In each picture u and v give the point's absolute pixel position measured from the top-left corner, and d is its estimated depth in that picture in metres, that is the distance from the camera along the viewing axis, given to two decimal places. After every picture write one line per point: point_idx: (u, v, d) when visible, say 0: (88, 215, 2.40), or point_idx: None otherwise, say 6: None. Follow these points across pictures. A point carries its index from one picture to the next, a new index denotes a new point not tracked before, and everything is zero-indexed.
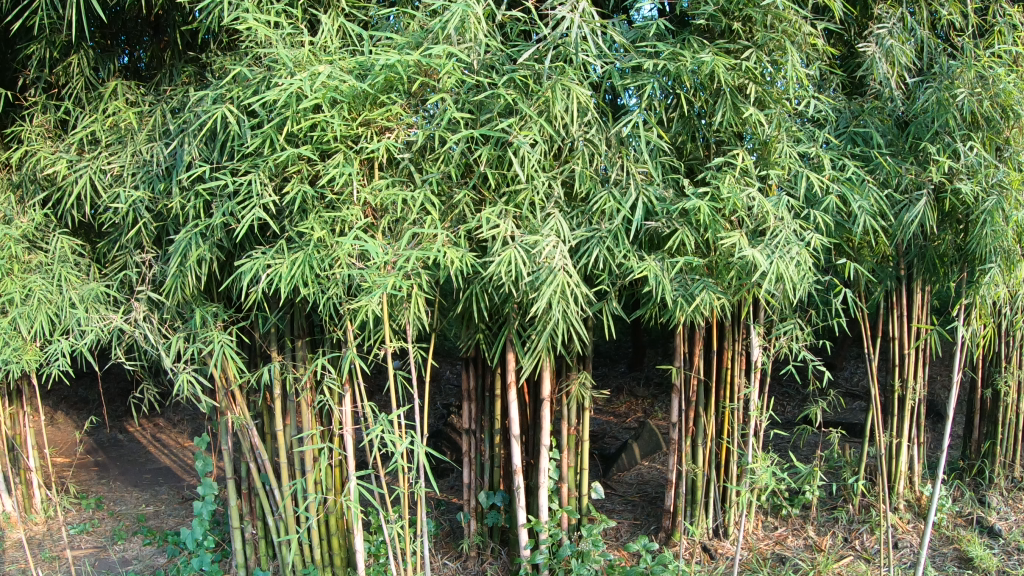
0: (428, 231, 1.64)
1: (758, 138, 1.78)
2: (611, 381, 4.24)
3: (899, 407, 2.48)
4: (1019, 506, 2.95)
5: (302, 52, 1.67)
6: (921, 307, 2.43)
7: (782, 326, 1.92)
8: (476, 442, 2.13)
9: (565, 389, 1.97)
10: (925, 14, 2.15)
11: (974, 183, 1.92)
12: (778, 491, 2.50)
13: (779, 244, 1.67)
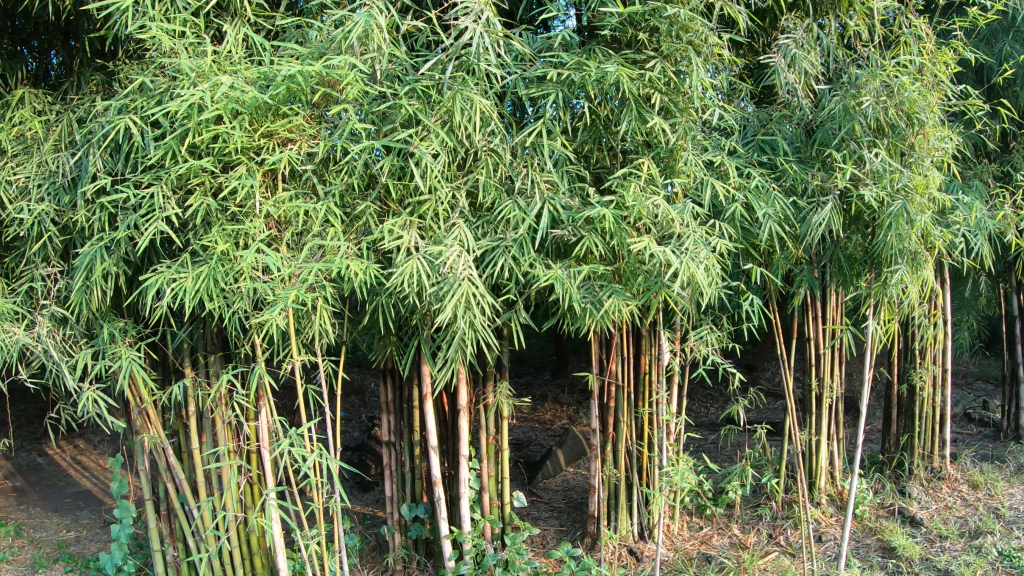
0: (331, 243, 1.64)
1: (660, 147, 1.82)
2: (536, 390, 4.29)
3: (817, 405, 2.55)
4: (938, 495, 3.08)
5: (204, 62, 1.65)
6: (835, 307, 2.51)
7: (698, 331, 2.02)
8: (396, 453, 2.12)
9: (482, 401, 1.98)
10: (834, 27, 2.23)
11: (879, 188, 1.98)
12: (702, 491, 2.55)
13: (688, 248, 1.71)
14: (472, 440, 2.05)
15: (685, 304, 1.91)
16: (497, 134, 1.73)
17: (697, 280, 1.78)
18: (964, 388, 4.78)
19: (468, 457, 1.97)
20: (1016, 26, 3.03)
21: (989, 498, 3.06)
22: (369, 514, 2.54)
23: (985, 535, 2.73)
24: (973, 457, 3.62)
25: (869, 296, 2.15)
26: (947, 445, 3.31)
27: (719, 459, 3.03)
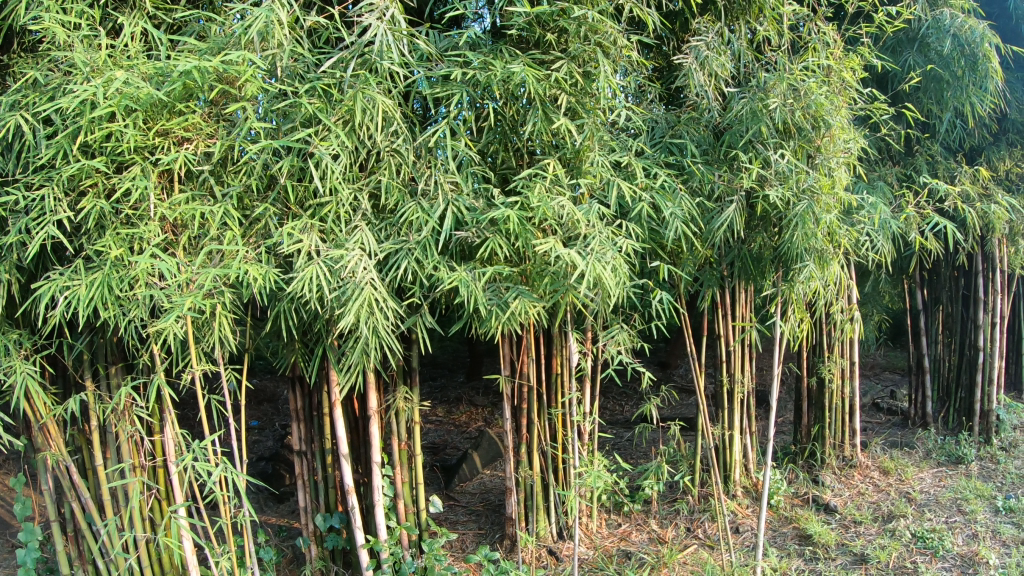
0: (228, 248, 1.64)
1: (567, 148, 1.87)
2: (450, 392, 4.31)
3: (729, 400, 2.62)
4: (850, 482, 3.21)
5: (99, 57, 1.60)
6: (744, 305, 2.59)
7: (608, 332, 2.07)
8: (308, 463, 2.22)
9: (391, 405, 2.07)
10: (743, 32, 2.29)
11: (784, 189, 2.04)
12: (620, 488, 2.58)
13: (594, 249, 1.74)
14: (384, 447, 2.16)
15: (593, 303, 1.93)
16: (399, 135, 1.77)
17: (604, 281, 1.80)
18: (870, 378, 5.01)
19: (381, 465, 2.06)
20: (920, 37, 3.18)
21: (901, 482, 3.25)
22: (285, 526, 2.60)
23: (897, 519, 2.87)
24: (884, 445, 3.78)
25: (775, 294, 2.23)
26: (856, 433, 3.44)
27: (633, 458, 3.07)
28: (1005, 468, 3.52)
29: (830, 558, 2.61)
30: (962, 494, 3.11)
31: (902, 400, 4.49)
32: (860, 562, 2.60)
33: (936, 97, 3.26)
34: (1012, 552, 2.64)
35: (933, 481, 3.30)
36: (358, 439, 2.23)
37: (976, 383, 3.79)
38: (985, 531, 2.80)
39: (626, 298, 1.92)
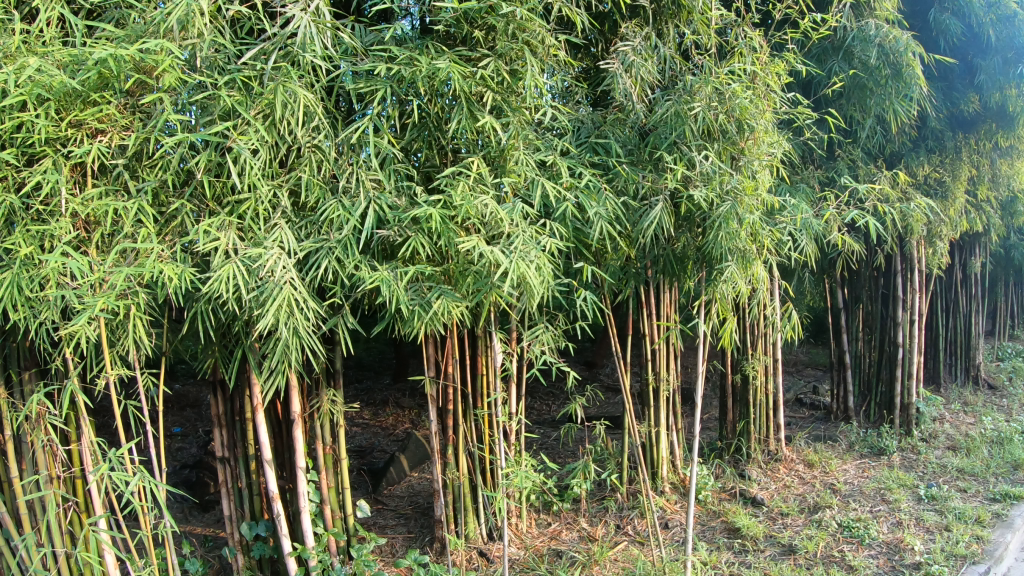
0: (143, 245, 1.62)
1: (491, 146, 1.91)
2: (377, 395, 4.55)
3: (655, 398, 2.68)
4: (775, 476, 3.31)
5: (11, 41, 1.53)
6: (669, 305, 2.65)
7: (533, 331, 2.12)
8: (231, 470, 2.24)
9: (315, 408, 2.17)
10: (672, 35, 2.33)
11: (708, 190, 2.08)
12: (548, 488, 2.61)
13: (518, 247, 1.80)
14: (308, 454, 2.26)
15: (515, 303, 1.96)
16: (321, 131, 1.80)
17: (527, 279, 1.84)
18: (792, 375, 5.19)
19: (306, 471, 2.14)
20: (845, 45, 3.30)
21: (825, 474, 3.39)
22: (210, 536, 2.56)
23: (822, 510, 2.98)
24: (807, 439, 3.91)
25: (699, 293, 2.28)
26: (780, 428, 3.53)
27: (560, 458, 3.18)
28: (925, 458, 3.71)
29: (759, 549, 2.67)
30: (885, 484, 3.31)
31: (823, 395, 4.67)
32: (788, 552, 2.68)
33: (859, 103, 3.38)
34: (935, 538, 2.81)
35: (855, 471, 3.49)
36: (280, 445, 2.32)
37: (896, 377, 3.98)
38: (908, 518, 2.97)
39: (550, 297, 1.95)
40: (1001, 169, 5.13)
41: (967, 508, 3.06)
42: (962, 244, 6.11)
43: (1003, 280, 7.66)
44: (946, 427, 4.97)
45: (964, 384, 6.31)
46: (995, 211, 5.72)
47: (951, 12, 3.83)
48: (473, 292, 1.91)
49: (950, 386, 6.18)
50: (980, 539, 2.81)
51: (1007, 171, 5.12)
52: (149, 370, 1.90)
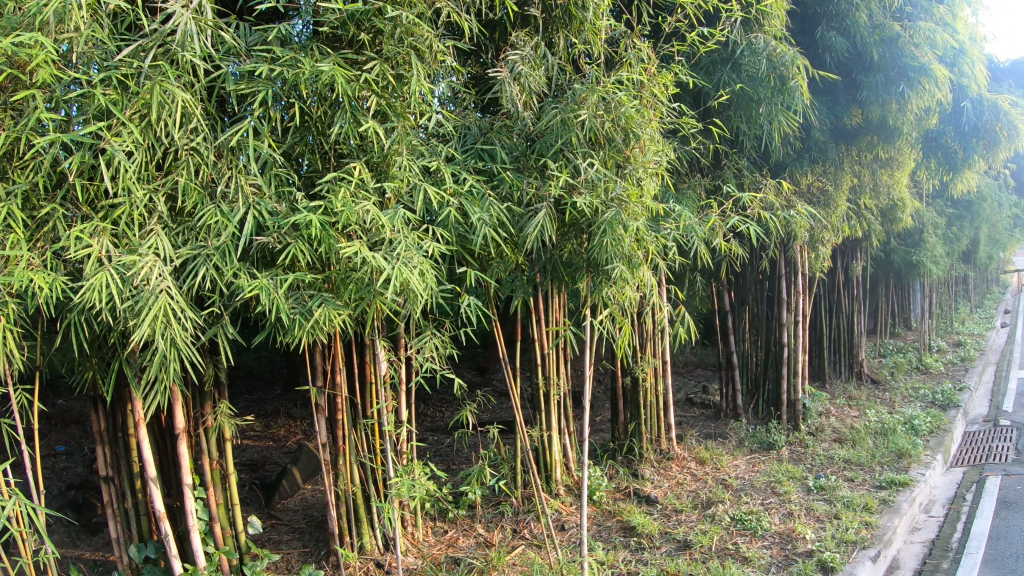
0: (11, 253, 1.55)
1: (374, 150, 1.98)
2: (267, 407, 4.72)
3: (547, 402, 2.89)
4: (668, 473, 3.44)
5: None
6: (558, 309, 2.88)
7: (419, 340, 2.26)
8: (116, 490, 2.17)
9: (202, 423, 2.18)
10: (562, 44, 2.39)
11: (593, 197, 2.13)
12: (442, 496, 2.70)
13: (399, 253, 1.86)
14: (194, 469, 2.25)
15: (398, 310, 2.08)
16: (199, 132, 1.78)
17: (409, 285, 1.91)
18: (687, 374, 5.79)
19: (193, 488, 2.13)
20: (732, 58, 3.45)
21: (716, 470, 3.54)
22: (99, 560, 2.46)
23: (715, 505, 3.09)
24: (698, 437, 4.09)
25: (586, 297, 2.33)
26: (670, 428, 3.66)
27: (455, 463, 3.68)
28: (812, 450, 3.93)
29: (655, 546, 2.74)
30: (775, 477, 3.47)
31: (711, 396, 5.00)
32: (684, 548, 2.76)
33: (747, 113, 3.52)
34: (825, 526, 2.97)
35: (745, 466, 3.66)
36: (166, 461, 2.27)
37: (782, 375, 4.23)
38: (798, 508, 3.12)
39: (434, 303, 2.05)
40: (881, 179, 5.46)
41: (855, 496, 3.26)
42: (843, 249, 6.48)
43: (883, 282, 8.16)
44: (831, 421, 5.25)
45: (847, 379, 6.67)
46: (874, 217, 6.10)
47: (836, 31, 4.32)
48: (356, 299, 1.95)
49: (835, 381, 6.51)
50: (868, 525, 3.02)
51: (887, 181, 5.47)
52: (21, 388, 1.79)
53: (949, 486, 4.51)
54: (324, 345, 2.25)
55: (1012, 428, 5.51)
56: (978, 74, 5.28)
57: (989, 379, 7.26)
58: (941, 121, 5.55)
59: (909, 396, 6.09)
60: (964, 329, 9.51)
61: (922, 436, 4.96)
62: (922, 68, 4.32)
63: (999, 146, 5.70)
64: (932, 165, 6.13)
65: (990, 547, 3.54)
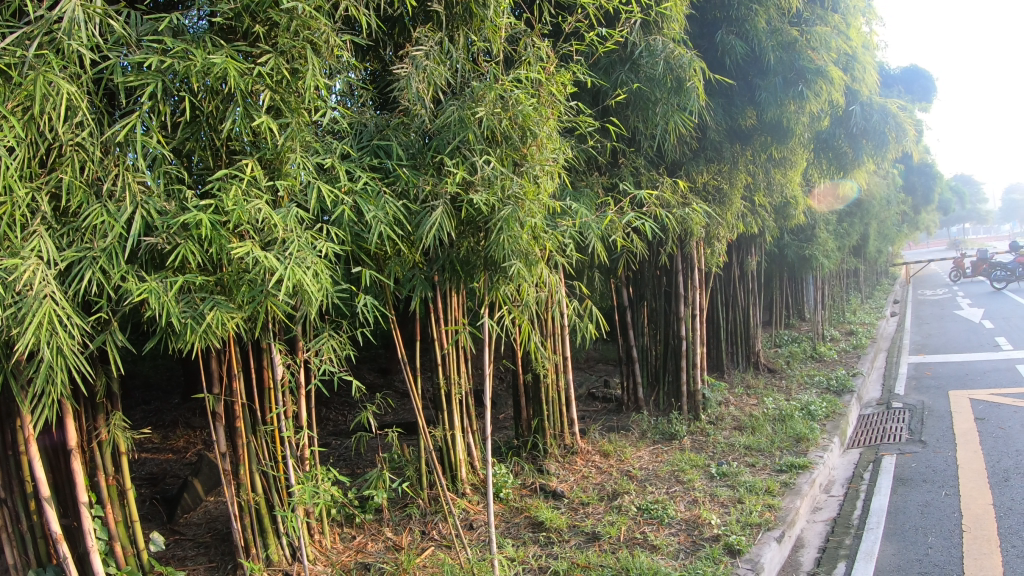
0: None
1: (267, 147, 2.14)
2: (167, 417, 4.55)
3: (448, 401, 3.47)
4: (572, 467, 4.20)
5: None
6: (455, 308, 3.43)
7: (318, 339, 2.57)
8: (11, 512, 2.03)
9: (96, 437, 2.10)
10: (461, 40, 2.69)
11: (490, 195, 2.41)
12: (351, 505, 3.26)
13: (291, 252, 2.02)
14: (90, 485, 2.16)
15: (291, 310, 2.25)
16: (84, 128, 1.83)
17: (302, 284, 2.07)
18: (589, 372, 7.70)
19: (90, 504, 2.05)
20: (631, 59, 3.77)
21: (620, 462, 4.36)
22: None
23: (621, 497, 3.75)
24: (601, 431, 5.03)
25: (483, 294, 2.66)
26: (572, 422, 4.48)
27: (360, 468, 4.56)
28: (714, 439, 4.83)
29: (564, 540, 3.25)
30: (680, 466, 4.27)
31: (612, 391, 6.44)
32: (592, 538, 3.30)
33: (643, 114, 3.85)
34: (730, 511, 3.60)
35: (648, 457, 4.51)
36: (58, 480, 2.16)
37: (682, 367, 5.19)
38: (703, 495, 3.80)
39: (328, 300, 2.22)
40: (774, 178, 5.75)
41: (758, 482, 3.97)
42: (739, 244, 6.80)
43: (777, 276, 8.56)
44: (731, 410, 5.55)
45: (745, 369, 7.01)
46: (768, 215, 6.43)
47: (736, 35, 4.55)
48: (248, 301, 2.07)
49: (733, 371, 6.86)
50: (771, 508, 3.65)
51: (780, 180, 5.75)
52: None
53: (847, 466, 4.75)
54: (220, 351, 2.55)
55: (904, 409, 5.76)
56: (867, 80, 5.60)
57: (881, 365, 7.68)
58: (833, 124, 5.74)
59: (806, 383, 6.48)
60: (857, 318, 10.07)
61: (818, 420, 5.30)
62: (818, 70, 4.59)
63: (887, 148, 6.00)
64: (823, 166, 6.41)
65: (890, 522, 3.72)
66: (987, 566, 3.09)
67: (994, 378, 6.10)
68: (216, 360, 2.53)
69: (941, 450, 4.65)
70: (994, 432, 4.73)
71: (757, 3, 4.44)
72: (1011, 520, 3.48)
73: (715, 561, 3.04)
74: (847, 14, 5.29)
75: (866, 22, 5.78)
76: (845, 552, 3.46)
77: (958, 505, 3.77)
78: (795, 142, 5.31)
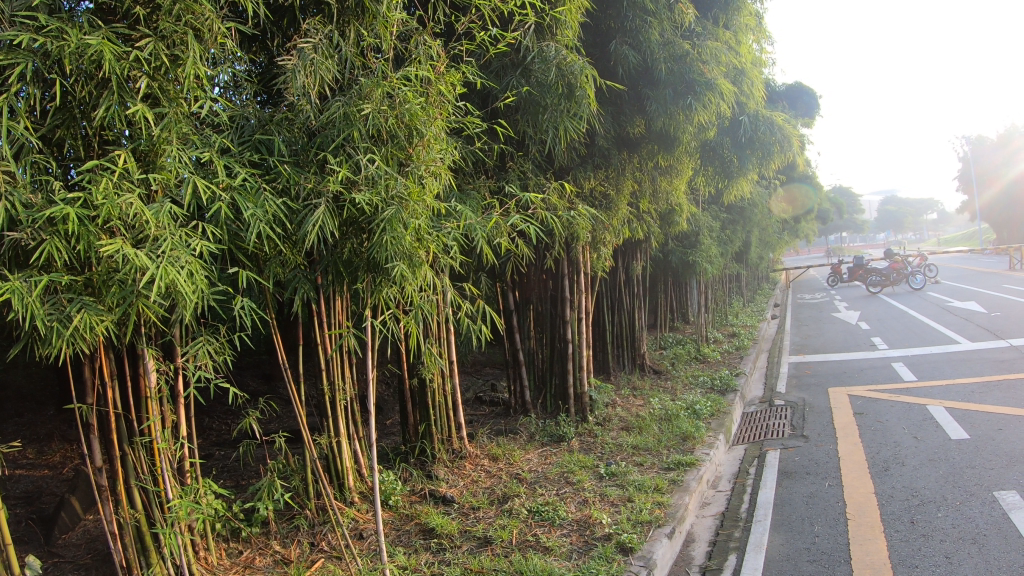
0: None
1: (142, 137, 2.11)
2: (40, 429, 4.18)
3: (332, 407, 3.38)
4: (460, 473, 4.18)
5: None
6: (339, 309, 3.33)
7: (194, 344, 2.50)
8: None
9: None
10: (352, 35, 2.69)
11: (373, 194, 2.41)
12: (236, 518, 3.16)
13: (163, 249, 2.01)
14: None
15: (164, 313, 2.20)
16: None
17: (173, 284, 2.06)
18: (475, 376, 7.70)
19: None
20: (524, 64, 3.87)
21: (509, 465, 4.40)
22: None
23: (511, 500, 3.78)
24: (489, 434, 5.07)
25: (366, 297, 2.65)
26: (461, 427, 4.44)
27: (245, 480, 4.31)
28: (601, 440, 4.96)
29: (456, 545, 3.24)
30: (568, 468, 4.34)
31: (500, 394, 6.46)
32: (484, 543, 3.30)
33: (534, 119, 3.94)
34: (621, 509, 3.68)
35: (537, 459, 4.56)
36: None
37: (568, 370, 5.27)
38: (593, 495, 3.87)
39: (204, 300, 2.23)
40: (661, 185, 5.91)
41: (648, 480, 4.09)
42: (624, 250, 6.98)
43: (661, 281, 8.88)
44: (618, 411, 5.71)
45: (631, 371, 7.22)
46: (654, 221, 6.65)
47: (629, 45, 4.66)
48: (117, 304, 2.04)
49: (619, 373, 7.04)
50: (660, 505, 3.76)
51: (666, 187, 5.91)
52: None
53: (733, 462, 4.95)
54: (92, 358, 2.38)
55: (786, 406, 6.08)
56: (756, 94, 5.89)
57: (762, 364, 8.08)
58: (720, 133, 6.03)
59: (690, 383, 6.74)
60: (737, 321, 10.61)
61: (703, 418, 5.52)
62: (708, 83, 4.75)
63: (771, 158, 6.29)
64: (710, 173, 6.64)
65: (777, 513, 3.89)
66: (872, 550, 3.23)
67: (872, 376, 6.53)
68: (88, 367, 2.34)
69: (823, 444, 4.91)
70: (873, 425, 5.06)
71: (650, 15, 4.58)
72: (893, 506, 3.68)
73: (607, 559, 3.08)
74: (739, 32, 5.58)
75: (757, 40, 6.09)
76: (735, 545, 3.58)
77: (841, 494, 3.98)
78: (681, 152, 5.52)
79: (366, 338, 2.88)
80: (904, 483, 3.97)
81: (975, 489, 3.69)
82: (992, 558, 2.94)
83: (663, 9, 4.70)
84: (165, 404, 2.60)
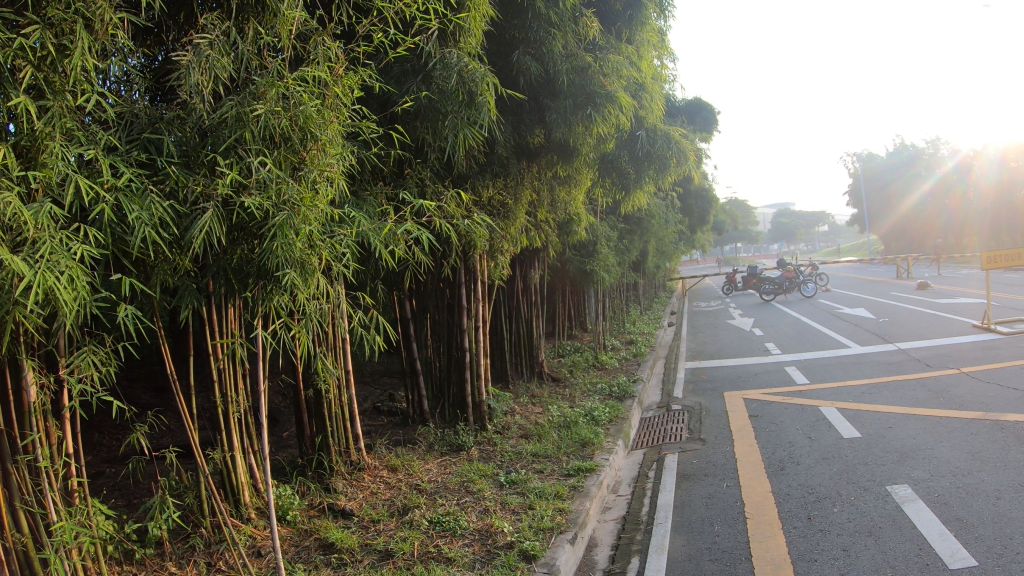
0: None
1: (25, 132, 1.95)
2: None
3: (223, 420, 3.21)
4: (359, 485, 4.08)
5: None
6: (229, 318, 3.16)
7: (80, 353, 2.32)
8: None
9: None
10: (251, 33, 2.58)
11: (263, 199, 2.32)
12: (128, 540, 2.96)
13: (43, 253, 1.85)
14: None
15: (44, 320, 2.02)
16: None
17: (52, 291, 1.91)
18: (373, 386, 7.55)
19: None
20: (424, 70, 3.84)
21: (408, 476, 4.33)
22: None
23: (411, 511, 3.72)
24: (387, 444, 4.97)
25: (259, 305, 2.54)
26: (357, 438, 4.29)
27: (138, 498, 4.04)
28: (499, 448, 4.97)
29: (357, 560, 3.15)
30: (468, 477, 4.31)
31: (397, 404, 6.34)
32: (386, 556, 3.23)
33: (434, 126, 3.91)
34: (522, 517, 3.69)
35: (437, 469, 4.51)
36: None
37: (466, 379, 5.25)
38: (493, 504, 3.86)
39: (86, 307, 2.07)
40: (559, 195, 5.94)
41: (548, 487, 4.11)
42: (522, 258, 7.02)
43: (560, 289, 9.01)
44: (517, 419, 5.73)
45: (529, 379, 7.27)
46: (552, 231, 6.71)
47: (532, 57, 4.73)
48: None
49: (518, 382, 7.07)
50: (562, 512, 3.79)
51: (564, 197, 5.96)
52: None
53: (632, 466, 5.07)
54: None
55: (682, 411, 6.27)
56: (653, 108, 6.07)
57: (659, 370, 8.33)
58: (618, 146, 6.19)
59: (588, 390, 6.86)
60: (632, 328, 10.91)
61: (601, 424, 5.62)
62: (607, 95, 4.82)
63: (667, 171, 6.48)
64: (608, 184, 6.79)
65: (678, 514, 4.01)
66: (772, 547, 3.37)
67: (765, 380, 6.83)
68: None
69: (720, 446, 5.11)
70: (768, 427, 5.30)
71: (553, 27, 4.66)
72: (790, 504, 3.86)
73: (511, 568, 3.08)
74: (642, 47, 5.76)
75: (658, 56, 6.29)
76: (637, 547, 3.67)
77: (740, 494, 4.14)
78: (580, 162, 5.62)
79: (257, 347, 2.76)
80: (797, 481, 4.17)
81: (867, 484, 3.93)
82: (886, 549, 3.13)
83: (567, 23, 4.79)
84: (48, 420, 2.38)
